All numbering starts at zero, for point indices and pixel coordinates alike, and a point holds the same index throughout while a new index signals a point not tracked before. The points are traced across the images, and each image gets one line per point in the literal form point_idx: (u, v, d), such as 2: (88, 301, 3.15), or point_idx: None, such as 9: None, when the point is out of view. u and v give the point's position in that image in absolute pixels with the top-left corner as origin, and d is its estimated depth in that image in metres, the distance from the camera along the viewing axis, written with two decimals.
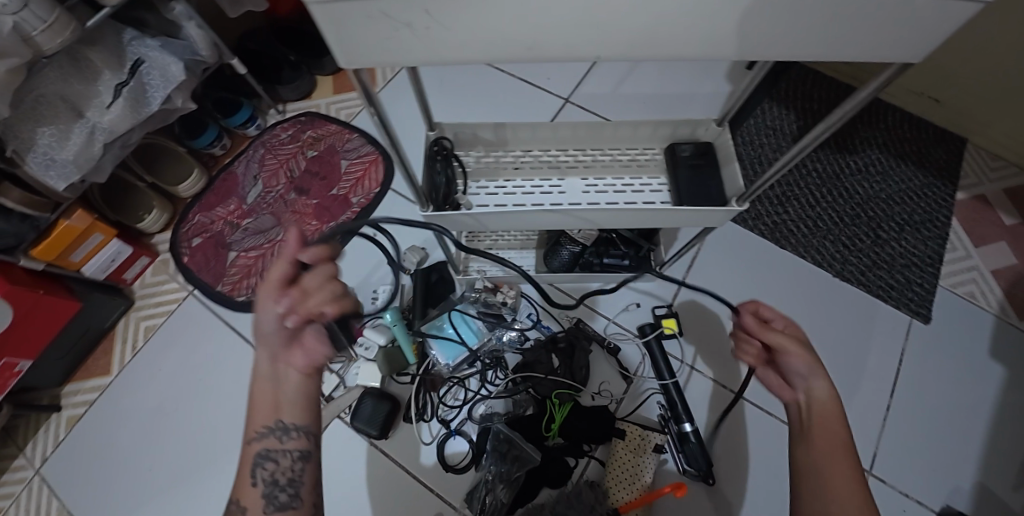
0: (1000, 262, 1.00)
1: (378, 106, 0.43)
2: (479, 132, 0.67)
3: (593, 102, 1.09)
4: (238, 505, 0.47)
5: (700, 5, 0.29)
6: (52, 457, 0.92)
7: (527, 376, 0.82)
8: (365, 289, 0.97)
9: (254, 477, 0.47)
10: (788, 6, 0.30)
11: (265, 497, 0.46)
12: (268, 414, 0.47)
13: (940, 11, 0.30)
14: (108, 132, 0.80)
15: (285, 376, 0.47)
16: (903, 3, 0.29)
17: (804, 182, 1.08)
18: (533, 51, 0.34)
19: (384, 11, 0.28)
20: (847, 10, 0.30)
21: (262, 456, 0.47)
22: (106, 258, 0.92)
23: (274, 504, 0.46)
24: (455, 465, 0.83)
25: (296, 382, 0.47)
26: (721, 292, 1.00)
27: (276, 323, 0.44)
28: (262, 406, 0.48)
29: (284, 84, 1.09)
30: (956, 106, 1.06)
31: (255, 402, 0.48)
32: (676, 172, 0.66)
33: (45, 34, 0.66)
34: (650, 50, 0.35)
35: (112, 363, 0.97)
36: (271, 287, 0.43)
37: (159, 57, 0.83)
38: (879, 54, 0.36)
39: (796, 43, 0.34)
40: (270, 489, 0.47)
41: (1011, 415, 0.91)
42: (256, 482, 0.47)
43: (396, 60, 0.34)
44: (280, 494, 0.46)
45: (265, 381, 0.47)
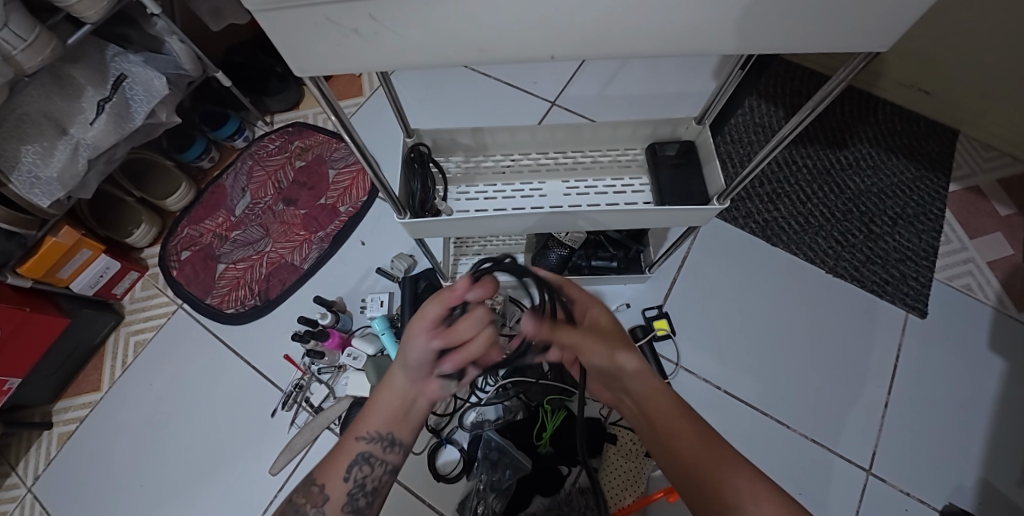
0: (996, 253, 0.99)
1: (341, 112, 0.42)
2: (457, 137, 0.67)
3: (580, 104, 1.09)
4: (320, 491, 0.50)
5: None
6: (43, 475, 0.91)
7: (517, 382, 0.81)
8: (354, 297, 0.96)
9: (347, 476, 0.51)
10: (736, 2, 0.30)
11: (347, 495, 0.51)
12: (383, 424, 0.52)
13: (899, 1, 0.30)
14: (93, 148, 0.81)
15: (421, 401, 0.53)
16: None
17: (794, 178, 1.07)
18: (488, 53, 0.33)
19: (329, 17, 0.28)
20: (802, 1, 0.30)
21: (360, 459, 0.52)
22: (94, 273, 0.91)
23: (352, 506, 0.50)
24: (447, 475, 0.81)
25: (384, 421, 0.52)
26: (713, 292, 0.99)
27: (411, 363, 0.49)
28: (378, 414, 0.52)
29: (271, 95, 1.10)
30: (945, 96, 1.05)
31: (374, 407, 0.53)
32: (657, 171, 0.65)
33: (26, 53, 0.67)
34: (609, 51, 0.34)
35: (102, 379, 0.96)
36: (423, 325, 0.46)
37: (142, 72, 0.83)
38: (842, 45, 0.35)
39: (760, 38, 0.34)
40: (354, 491, 0.51)
41: (1013, 409, 0.89)
42: (346, 479, 0.51)
43: (351, 67, 0.34)
44: (360, 498, 0.51)
45: (401, 394, 0.52)
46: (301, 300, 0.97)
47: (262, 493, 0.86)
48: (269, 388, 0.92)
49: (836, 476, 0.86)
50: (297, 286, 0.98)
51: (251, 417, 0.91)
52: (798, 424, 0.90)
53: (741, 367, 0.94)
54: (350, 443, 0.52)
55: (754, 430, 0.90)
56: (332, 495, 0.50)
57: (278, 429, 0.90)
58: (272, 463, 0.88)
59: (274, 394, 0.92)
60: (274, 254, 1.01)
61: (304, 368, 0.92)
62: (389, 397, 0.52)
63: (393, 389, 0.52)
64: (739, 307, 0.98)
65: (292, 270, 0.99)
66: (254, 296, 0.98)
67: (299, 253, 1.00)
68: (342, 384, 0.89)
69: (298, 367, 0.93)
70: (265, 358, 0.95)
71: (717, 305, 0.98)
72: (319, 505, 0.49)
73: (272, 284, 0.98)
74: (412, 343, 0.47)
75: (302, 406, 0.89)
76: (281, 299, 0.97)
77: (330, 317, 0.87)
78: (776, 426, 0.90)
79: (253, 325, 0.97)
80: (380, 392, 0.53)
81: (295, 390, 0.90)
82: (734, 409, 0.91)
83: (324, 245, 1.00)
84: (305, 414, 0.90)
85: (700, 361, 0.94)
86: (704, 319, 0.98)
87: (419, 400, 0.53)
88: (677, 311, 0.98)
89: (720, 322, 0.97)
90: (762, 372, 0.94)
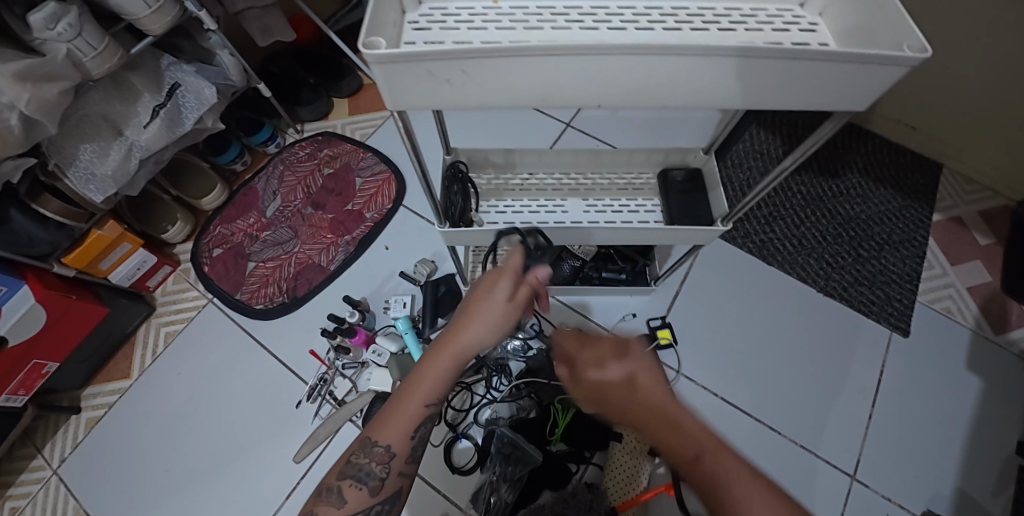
0: (976, 279, 1.07)
1: (413, 138, 0.48)
2: (490, 155, 0.74)
3: (593, 127, 1.17)
4: (384, 451, 0.51)
5: (679, 57, 0.36)
6: (70, 457, 0.95)
7: (530, 382, 0.88)
8: (377, 299, 1.02)
9: (413, 435, 0.52)
10: (748, 66, 0.37)
11: (410, 449, 0.53)
12: (440, 390, 0.52)
13: (876, 72, 0.37)
14: (144, 149, 0.86)
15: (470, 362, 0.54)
16: (842, 65, 0.37)
17: (790, 203, 1.15)
18: (547, 99, 0.41)
19: (430, 69, 0.36)
20: (801, 69, 0.38)
21: (424, 422, 0.53)
22: (131, 266, 0.97)
23: (413, 457, 0.53)
24: (462, 466, 0.87)
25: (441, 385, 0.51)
26: (713, 306, 1.06)
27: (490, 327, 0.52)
28: (435, 380, 0.51)
29: (303, 105, 1.16)
30: (931, 132, 1.14)
31: (433, 374, 0.51)
32: (667, 196, 0.73)
33: (95, 60, 0.73)
34: (641, 98, 0.42)
35: (132, 367, 1.01)
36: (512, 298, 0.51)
37: (194, 81, 0.89)
38: (834, 104, 0.42)
39: (769, 96, 0.41)
40: (416, 444, 0.53)
41: (988, 424, 0.96)
42: (412, 437, 0.52)
43: (431, 103, 0.41)
44: (421, 449, 0.54)
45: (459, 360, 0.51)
46: (326, 298, 1.03)
47: (284, 479, 0.91)
48: (293, 381, 0.98)
49: (823, 481, 0.92)
50: (323, 286, 1.04)
51: (275, 408, 0.96)
52: (790, 432, 0.96)
53: (738, 378, 1.00)
54: (412, 409, 0.51)
55: (749, 436, 0.96)
56: (398, 451, 0.52)
57: (300, 420, 0.95)
58: (294, 451, 0.92)
59: (298, 387, 0.97)
60: (302, 254, 1.06)
61: (328, 363, 0.97)
62: (450, 360, 0.50)
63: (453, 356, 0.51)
64: (736, 321, 1.05)
65: (319, 271, 1.05)
66: (282, 293, 1.04)
67: (326, 254, 1.06)
68: (365, 379, 0.95)
69: (323, 362, 0.98)
70: (290, 352, 1.00)
71: (717, 318, 1.05)
72: (385, 461, 0.52)
73: (299, 283, 1.04)
74: (495, 311, 0.50)
75: (325, 399, 0.94)
76: (307, 297, 1.03)
77: (358, 315, 0.92)
78: (769, 433, 0.96)
79: (279, 321, 1.02)
80: (437, 359, 0.51)
81: (320, 383, 0.95)
82: (731, 416, 0.97)
83: (350, 248, 1.07)
84: (327, 406, 0.94)
85: (700, 370, 1.01)
86: (705, 331, 1.04)
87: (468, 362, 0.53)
88: (680, 322, 1.05)
89: (719, 334, 1.04)
90: (757, 382, 1.00)
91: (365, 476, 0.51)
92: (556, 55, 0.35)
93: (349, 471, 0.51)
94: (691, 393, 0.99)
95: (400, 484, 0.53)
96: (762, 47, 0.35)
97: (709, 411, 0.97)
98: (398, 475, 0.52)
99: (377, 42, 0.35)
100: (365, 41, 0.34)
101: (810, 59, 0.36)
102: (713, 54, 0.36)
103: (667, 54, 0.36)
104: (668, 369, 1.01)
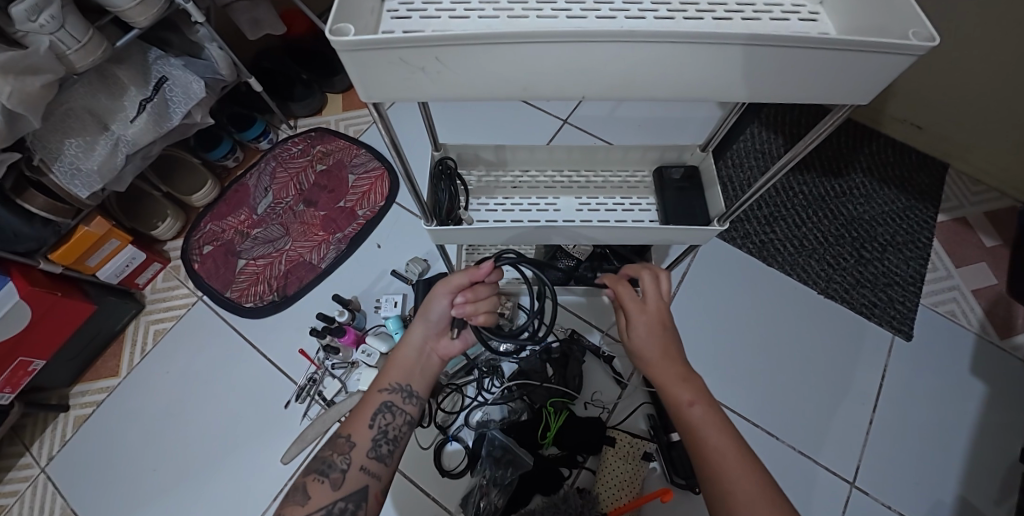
0: (981, 282, 1.04)
1: (389, 127, 0.46)
2: (480, 152, 0.72)
3: (590, 124, 1.15)
4: (346, 441, 0.53)
5: (666, 45, 0.34)
6: (58, 456, 0.94)
7: (522, 384, 0.85)
8: (368, 297, 1.01)
9: (371, 422, 0.55)
10: (740, 56, 0.36)
11: (372, 441, 0.54)
12: (401, 375, 0.57)
13: (876, 62, 0.35)
14: (131, 144, 0.85)
15: (432, 359, 0.60)
16: (838, 54, 0.35)
17: (791, 203, 1.13)
18: (529, 91, 0.40)
19: (403, 57, 0.34)
20: (794, 59, 0.36)
21: (384, 408, 0.56)
22: (120, 263, 0.95)
23: (375, 452, 0.54)
24: (452, 470, 0.86)
25: (400, 370, 0.58)
26: (713, 309, 1.04)
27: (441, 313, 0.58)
28: (397, 368, 0.58)
29: (296, 101, 1.15)
30: (937, 131, 1.11)
31: (394, 362, 0.59)
32: (662, 193, 0.70)
33: (78, 53, 0.71)
34: (627, 91, 0.40)
35: (120, 365, 1.00)
36: (449, 287, 0.57)
37: (182, 76, 0.87)
38: (832, 97, 0.40)
39: (764, 87, 0.39)
40: (378, 438, 0.55)
41: (992, 430, 0.94)
42: (371, 426, 0.55)
43: (409, 95, 0.39)
44: (382, 445, 0.54)
45: (415, 349, 0.59)
46: (317, 297, 1.02)
47: (272, 481, 0.90)
48: (282, 381, 0.96)
49: (821, 488, 0.90)
50: (314, 284, 1.02)
51: (264, 408, 0.95)
52: (788, 437, 0.94)
53: (736, 381, 0.98)
54: (372, 394, 0.57)
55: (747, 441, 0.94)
56: (358, 441, 0.54)
57: (289, 420, 0.93)
58: (282, 452, 0.91)
59: (287, 386, 0.96)
60: (293, 252, 1.05)
61: (318, 362, 0.96)
62: (405, 348, 0.59)
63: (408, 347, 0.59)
64: (735, 324, 1.03)
65: (310, 269, 1.03)
66: (272, 292, 1.02)
67: (317, 252, 1.05)
68: (355, 380, 0.93)
69: (313, 362, 0.97)
70: (279, 351, 0.98)
71: (715, 322, 1.03)
72: (346, 453, 0.53)
73: (290, 281, 1.03)
74: (436, 299, 0.58)
75: (315, 399, 0.93)
76: (298, 295, 1.01)
77: (347, 315, 0.91)
78: (767, 438, 0.94)
79: (269, 319, 1.01)
80: (397, 350, 0.59)
81: (309, 383, 0.94)
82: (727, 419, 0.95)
83: (342, 246, 1.05)
84: (317, 407, 0.93)
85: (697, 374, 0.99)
86: (702, 334, 1.02)
87: (428, 357, 0.60)
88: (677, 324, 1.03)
89: (716, 337, 1.02)
90: (755, 387, 0.98)
91: (327, 469, 0.51)
92: (535, 43, 0.34)
93: (316, 466, 0.52)
94: None
95: (363, 480, 0.51)
96: (753, 35, 0.33)
97: None
98: (359, 468, 0.52)
99: (345, 29, 0.33)
100: (332, 27, 0.33)
101: (806, 48, 0.34)
102: (702, 42, 0.34)
103: (653, 42, 0.34)
104: None
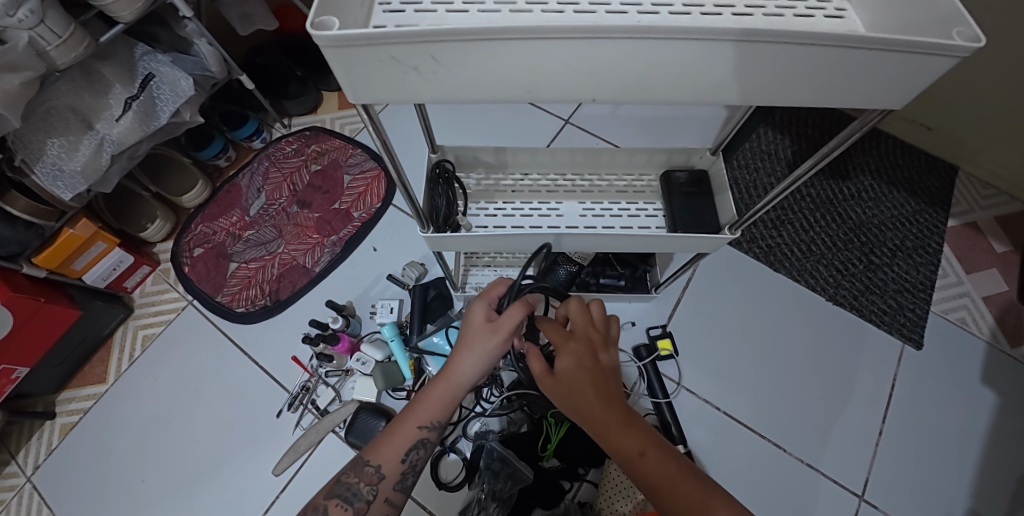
0: (992, 288, 1.02)
1: (382, 132, 0.43)
2: (479, 154, 0.69)
3: (593, 124, 1.12)
4: (374, 472, 0.52)
5: (684, 43, 0.31)
6: (43, 465, 0.91)
7: (522, 394, 0.83)
8: (364, 302, 0.98)
9: (405, 458, 0.53)
10: (757, 54, 0.33)
11: (400, 474, 0.53)
12: (443, 413, 0.54)
13: (910, 63, 0.33)
14: (117, 144, 0.81)
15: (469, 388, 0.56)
16: (870, 54, 0.32)
17: (798, 206, 1.10)
18: (532, 93, 0.37)
19: (392, 55, 0.32)
20: (820, 60, 0.33)
21: (419, 444, 0.54)
22: (107, 266, 0.92)
23: (401, 484, 0.54)
24: (450, 482, 0.83)
25: (439, 408, 0.53)
26: (719, 315, 1.01)
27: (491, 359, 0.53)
28: (432, 405, 0.53)
29: (290, 99, 1.12)
30: (947, 134, 1.08)
31: (431, 396, 0.53)
32: (670, 199, 0.67)
33: (60, 49, 0.68)
34: (639, 94, 0.37)
35: (108, 372, 0.97)
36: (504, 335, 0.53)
37: (170, 73, 0.84)
38: (859, 101, 0.37)
39: (785, 91, 0.37)
40: (406, 471, 0.54)
41: (1003, 441, 0.91)
42: (403, 460, 0.53)
43: (403, 98, 0.37)
44: (409, 477, 0.55)
45: (455, 385, 0.53)
46: (312, 301, 0.99)
47: (262, 492, 0.87)
48: (274, 389, 0.93)
49: (828, 501, 0.88)
50: (307, 288, 0.99)
51: (256, 416, 0.92)
52: (795, 449, 0.91)
53: (742, 390, 0.96)
54: (408, 430, 0.53)
55: (752, 452, 0.91)
56: (388, 473, 0.53)
57: (282, 430, 0.90)
58: (274, 463, 0.88)
59: (280, 394, 0.93)
60: (287, 255, 1.02)
61: (312, 370, 0.93)
62: (449, 385, 0.53)
63: (450, 383, 0.53)
64: (741, 332, 1.00)
65: (304, 273, 1.01)
66: (264, 296, 0.99)
67: (311, 256, 1.02)
68: (349, 388, 0.92)
69: (306, 369, 0.94)
70: (272, 357, 0.96)
71: (721, 329, 1.00)
72: (374, 483, 0.52)
73: (283, 285, 1.00)
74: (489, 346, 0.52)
75: (307, 408, 0.90)
76: (291, 300, 0.99)
77: (341, 321, 0.88)
78: (772, 449, 0.91)
79: (262, 325, 0.98)
80: (432, 385, 0.54)
81: (301, 391, 0.91)
82: (732, 430, 0.93)
83: (336, 249, 1.02)
84: (310, 416, 0.91)
85: (701, 383, 0.96)
86: (706, 341, 0.99)
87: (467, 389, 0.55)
88: (681, 330, 1.00)
89: (722, 345, 0.99)
90: (760, 395, 0.95)
91: (352, 497, 0.51)
92: (541, 39, 0.31)
93: (337, 490, 0.52)
94: (691, 406, 0.94)
95: (387, 511, 0.53)
96: (778, 32, 0.30)
97: (710, 425, 0.93)
98: (384, 500, 0.52)
99: (329, 23, 0.30)
100: (314, 20, 0.30)
101: (837, 46, 0.31)
102: (726, 39, 0.31)
103: (672, 39, 0.31)
104: (668, 381, 0.97)
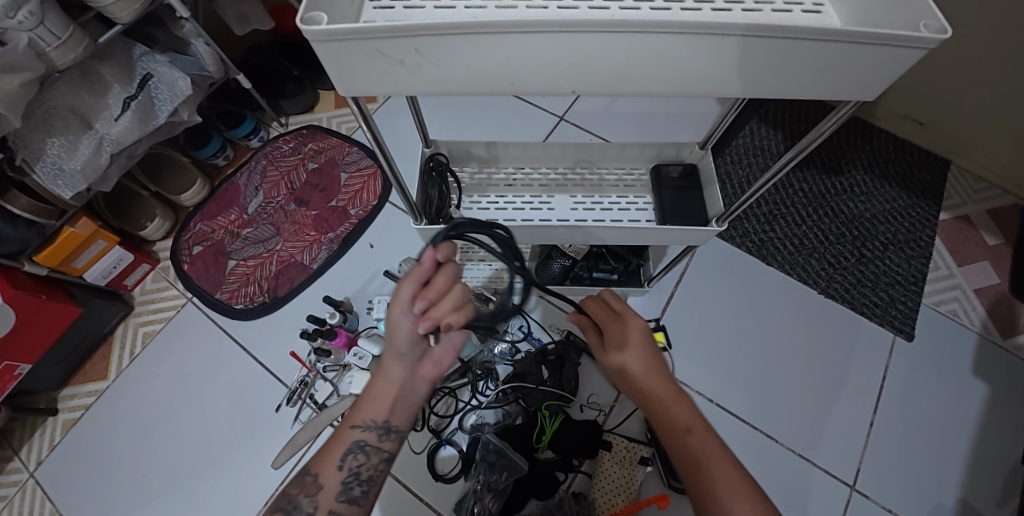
0: (983, 281, 1.03)
1: (374, 127, 0.44)
2: (472, 149, 0.71)
3: (587, 121, 1.13)
4: (314, 482, 0.53)
5: (663, 35, 0.32)
6: (46, 461, 0.93)
7: (518, 387, 0.84)
8: (360, 298, 0.99)
9: (342, 465, 0.54)
10: (733, 48, 0.34)
11: (342, 484, 0.53)
12: (382, 411, 0.53)
13: (883, 56, 0.34)
14: (116, 143, 0.82)
15: (416, 385, 0.55)
16: (838, 47, 0.33)
17: (791, 201, 1.11)
18: (516, 86, 0.38)
19: (378, 49, 0.33)
20: (794, 54, 0.34)
21: (355, 448, 0.54)
22: (107, 264, 0.93)
23: (346, 495, 0.53)
24: (446, 474, 0.84)
25: (380, 409, 0.54)
26: (711, 309, 1.03)
27: (410, 335, 0.50)
28: (373, 403, 0.54)
29: (288, 98, 1.13)
30: (939, 128, 1.09)
31: (370, 396, 0.54)
32: (660, 192, 0.69)
33: (59, 50, 0.69)
34: (623, 87, 0.39)
35: (109, 368, 0.98)
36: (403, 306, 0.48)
37: (168, 73, 0.86)
38: (832, 92, 0.39)
39: (762, 84, 0.38)
40: (349, 481, 0.53)
41: (993, 431, 0.92)
42: (341, 468, 0.54)
43: (391, 91, 0.38)
44: (355, 487, 0.53)
45: (392, 381, 0.53)
46: (309, 298, 1.00)
47: (262, 485, 0.88)
48: (273, 384, 0.95)
49: (821, 491, 0.89)
50: (305, 285, 1.01)
51: (255, 410, 0.93)
52: (787, 440, 0.93)
53: (734, 382, 0.97)
54: (345, 432, 0.54)
55: (745, 443, 0.92)
56: (327, 485, 0.53)
57: (281, 424, 0.92)
58: (273, 457, 0.89)
59: (279, 389, 0.94)
60: (285, 253, 1.03)
61: (310, 365, 0.94)
62: (383, 383, 0.53)
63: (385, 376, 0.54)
64: (732, 325, 1.01)
65: (302, 270, 1.02)
66: (263, 293, 1.01)
67: (309, 253, 1.03)
68: (346, 383, 0.92)
69: (304, 364, 0.95)
70: (271, 353, 0.97)
71: (713, 322, 1.01)
72: (314, 495, 0.52)
73: (281, 282, 1.01)
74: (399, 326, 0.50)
75: (306, 403, 0.92)
76: (289, 296, 1.00)
77: (339, 317, 0.90)
78: (765, 440, 0.93)
79: (261, 321, 0.99)
80: (375, 381, 0.55)
81: (300, 387, 0.92)
82: (726, 422, 0.94)
83: (334, 246, 1.03)
84: (309, 410, 0.92)
85: (696, 376, 0.97)
86: (700, 334, 1.01)
87: (412, 388, 0.55)
88: (675, 323, 1.01)
89: (714, 338, 1.00)
90: (753, 387, 0.96)
91: (293, 509, 0.51)
92: (521, 34, 0.32)
93: (281, 505, 0.52)
94: None
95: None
96: (760, 24, 0.31)
97: (704, 417, 0.94)
98: (327, 512, 0.52)
99: (318, 17, 0.31)
100: (304, 15, 0.31)
101: (814, 40, 0.33)
102: (711, 32, 0.32)
103: (652, 31, 0.32)
104: None
